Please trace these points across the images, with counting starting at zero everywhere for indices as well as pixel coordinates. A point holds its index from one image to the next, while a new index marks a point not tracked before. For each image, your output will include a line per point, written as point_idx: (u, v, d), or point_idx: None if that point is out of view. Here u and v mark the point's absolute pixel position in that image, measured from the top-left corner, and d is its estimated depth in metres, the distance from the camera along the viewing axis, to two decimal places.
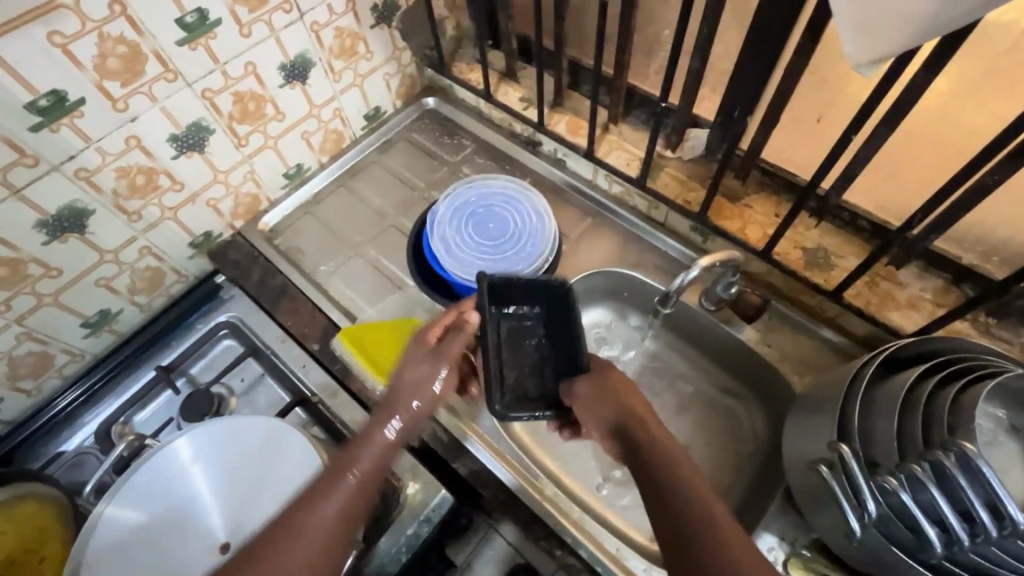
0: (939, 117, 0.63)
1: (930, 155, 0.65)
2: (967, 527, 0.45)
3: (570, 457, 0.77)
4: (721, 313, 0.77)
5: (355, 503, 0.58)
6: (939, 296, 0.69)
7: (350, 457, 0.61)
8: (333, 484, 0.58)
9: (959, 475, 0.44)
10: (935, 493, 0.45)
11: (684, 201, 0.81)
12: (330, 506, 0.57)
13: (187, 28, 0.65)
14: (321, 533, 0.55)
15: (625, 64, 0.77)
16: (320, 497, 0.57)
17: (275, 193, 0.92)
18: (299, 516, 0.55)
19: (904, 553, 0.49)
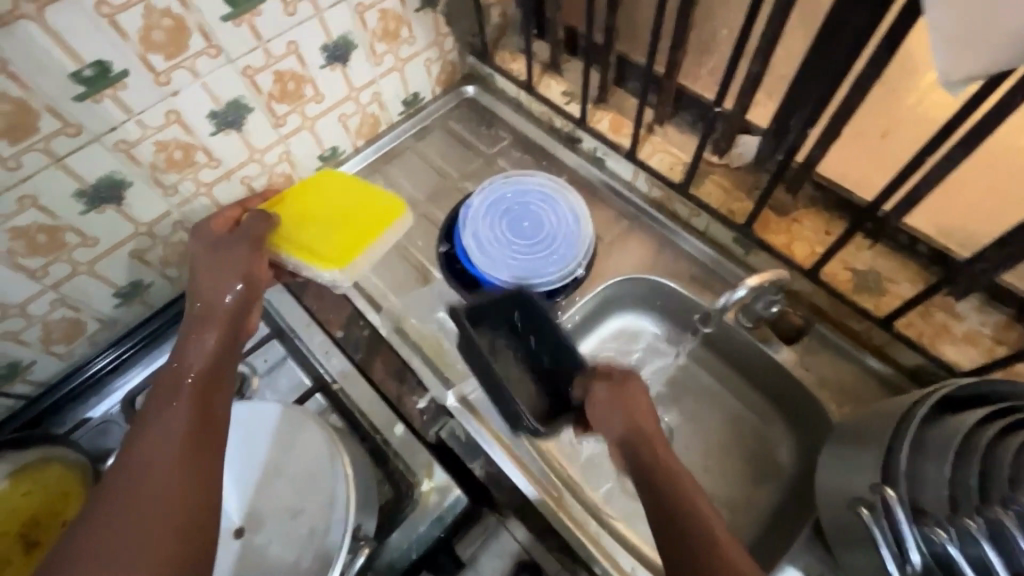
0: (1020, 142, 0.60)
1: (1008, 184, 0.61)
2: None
3: (589, 464, 0.74)
4: (760, 332, 0.73)
5: (200, 408, 0.56)
6: (1000, 332, 0.65)
7: (179, 373, 0.60)
8: (171, 399, 0.56)
9: (1021, 536, 0.41)
10: (989, 551, 0.42)
11: (728, 211, 0.77)
12: (178, 412, 0.55)
13: (232, 3, 0.64)
14: (171, 433, 0.53)
15: (678, 63, 0.73)
16: (162, 410, 0.55)
17: (308, 174, 0.91)
18: (144, 429, 0.54)
19: None
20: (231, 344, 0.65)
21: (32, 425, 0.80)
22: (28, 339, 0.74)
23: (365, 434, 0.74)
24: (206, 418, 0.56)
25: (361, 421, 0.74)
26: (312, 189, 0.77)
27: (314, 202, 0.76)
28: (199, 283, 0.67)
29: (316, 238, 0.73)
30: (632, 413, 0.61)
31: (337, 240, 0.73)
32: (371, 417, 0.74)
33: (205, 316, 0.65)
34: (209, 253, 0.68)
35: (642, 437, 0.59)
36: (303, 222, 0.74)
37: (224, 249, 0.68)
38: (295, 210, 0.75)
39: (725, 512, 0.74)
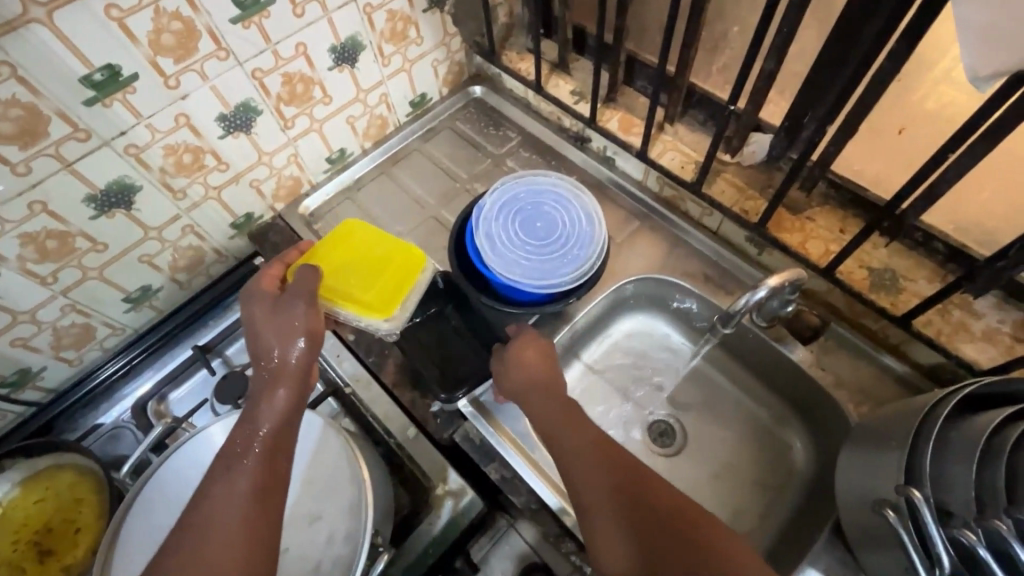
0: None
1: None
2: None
3: None
4: (774, 331, 0.73)
5: (267, 475, 0.51)
6: (1018, 330, 0.64)
7: (250, 426, 0.54)
8: (238, 462, 0.51)
9: None
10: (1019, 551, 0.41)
11: (741, 210, 0.76)
12: (242, 479, 0.50)
13: (241, 6, 0.63)
14: (234, 507, 0.48)
15: (689, 60, 0.73)
16: (227, 474, 0.50)
17: (316, 177, 0.90)
18: (208, 494, 0.49)
19: None
20: (302, 395, 0.58)
21: (44, 431, 0.80)
22: (38, 346, 0.74)
23: (378, 438, 0.74)
24: (269, 485, 0.51)
25: (375, 425, 0.74)
26: (346, 232, 0.71)
27: (348, 246, 0.70)
28: (259, 339, 0.59)
29: (356, 284, 0.67)
30: (532, 368, 0.64)
31: (379, 282, 0.67)
32: (384, 421, 0.73)
33: (276, 368, 0.57)
34: (271, 314, 0.60)
35: (542, 389, 0.63)
36: (341, 268, 0.68)
37: (281, 311, 0.59)
38: (329, 255, 0.69)
39: (740, 514, 0.73)
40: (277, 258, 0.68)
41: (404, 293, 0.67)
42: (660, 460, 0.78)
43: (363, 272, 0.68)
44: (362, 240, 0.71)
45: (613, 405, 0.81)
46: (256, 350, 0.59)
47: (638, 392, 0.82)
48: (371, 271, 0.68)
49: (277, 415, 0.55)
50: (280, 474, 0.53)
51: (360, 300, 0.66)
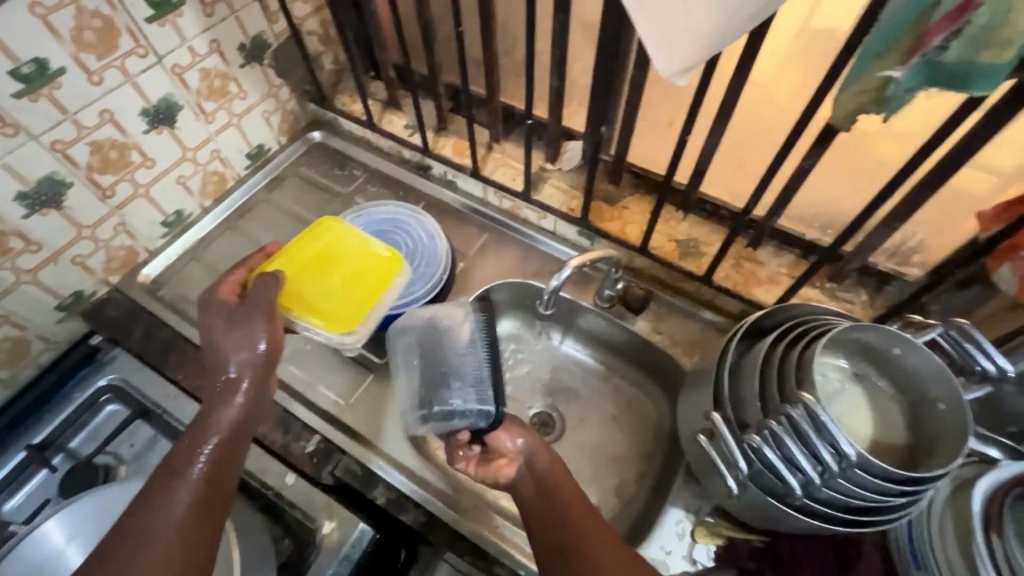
0: (754, 113, 0.69)
1: (759, 147, 0.71)
2: (819, 467, 0.51)
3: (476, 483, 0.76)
4: (615, 310, 0.82)
5: (210, 487, 0.52)
6: (792, 269, 0.78)
7: (199, 436, 0.55)
8: (184, 471, 0.52)
9: (806, 425, 0.50)
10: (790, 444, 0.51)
11: (569, 208, 0.86)
12: (180, 494, 0.50)
13: (23, 79, 0.62)
14: (172, 518, 0.49)
15: (496, 85, 0.82)
16: (170, 483, 0.51)
17: (154, 243, 0.87)
18: (148, 502, 0.50)
19: (777, 501, 0.54)
20: (254, 405, 0.59)
21: None
22: None
23: (253, 493, 0.70)
24: (211, 499, 0.52)
25: (248, 481, 0.70)
26: (318, 240, 0.72)
27: (323, 253, 0.72)
28: (220, 353, 0.60)
29: (316, 293, 0.68)
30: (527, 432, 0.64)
31: (341, 295, 0.69)
32: (257, 474, 0.70)
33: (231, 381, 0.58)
34: (232, 326, 0.61)
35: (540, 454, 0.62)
36: (306, 281, 0.69)
37: (242, 326, 0.61)
38: (297, 266, 0.70)
39: (616, 478, 0.81)
40: (241, 264, 0.69)
41: (365, 304, 0.69)
42: None
43: (329, 282, 0.70)
44: (338, 247, 0.73)
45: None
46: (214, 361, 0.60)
47: (513, 390, 0.88)
48: (337, 281, 0.70)
49: (226, 426, 0.56)
50: (222, 488, 0.53)
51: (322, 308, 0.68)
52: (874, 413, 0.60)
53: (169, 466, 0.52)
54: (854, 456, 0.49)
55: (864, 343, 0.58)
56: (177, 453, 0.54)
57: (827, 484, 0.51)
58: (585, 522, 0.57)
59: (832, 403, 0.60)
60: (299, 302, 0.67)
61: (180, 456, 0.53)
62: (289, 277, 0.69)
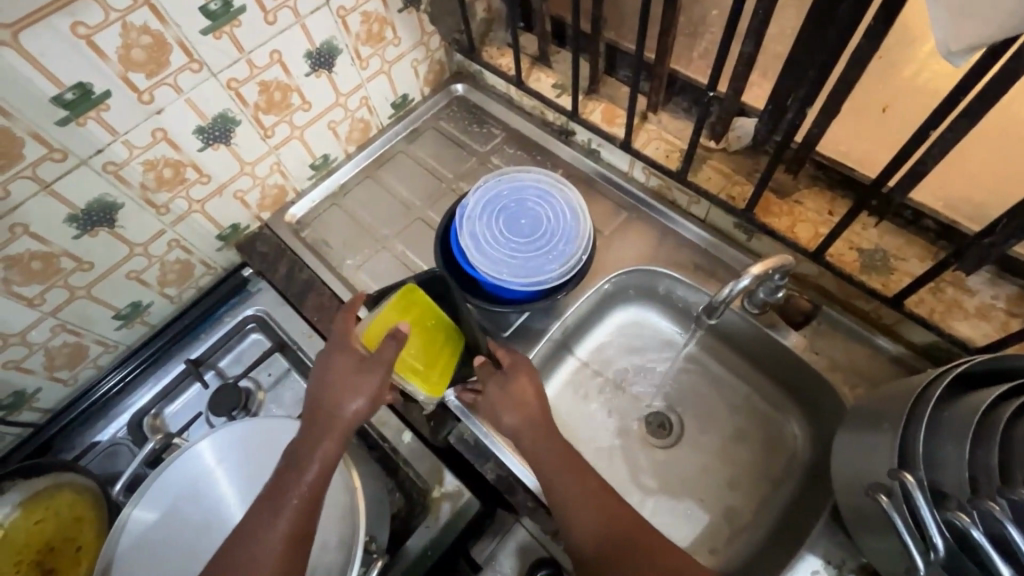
0: (1001, 131, 0.67)
1: (1000, 165, 0.66)
2: None
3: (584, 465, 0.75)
4: (766, 317, 0.72)
5: (304, 522, 0.53)
6: (1012, 305, 0.63)
7: (297, 469, 0.55)
8: (282, 504, 0.53)
9: None
10: (1014, 533, 0.40)
11: (729, 196, 0.75)
12: (278, 527, 0.52)
13: (211, 16, 0.63)
14: (270, 551, 0.51)
15: (668, 46, 0.72)
16: (270, 514, 0.53)
17: (301, 184, 0.90)
18: (251, 530, 0.52)
19: None
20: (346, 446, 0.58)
21: (39, 453, 0.78)
22: (31, 367, 0.74)
23: (372, 443, 0.73)
24: (303, 537, 0.52)
25: (367, 431, 0.74)
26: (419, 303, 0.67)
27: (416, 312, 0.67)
28: (323, 389, 0.59)
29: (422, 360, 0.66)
30: (518, 398, 0.63)
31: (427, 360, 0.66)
32: (379, 425, 0.73)
33: (329, 420, 0.57)
34: (354, 369, 0.59)
35: (535, 430, 0.61)
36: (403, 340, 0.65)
37: (357, 373, 0.59)
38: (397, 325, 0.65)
39: (738, 501, 0.73)
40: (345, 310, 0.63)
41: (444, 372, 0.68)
42: (658, 451, 0.78)
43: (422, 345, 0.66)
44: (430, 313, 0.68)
45: (606, 399, 0.81)
46: (320, 401, 0.58)
47: (636, 383, 0.82)
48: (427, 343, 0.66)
49: (322, 465, 0.55)
50: (312, 524, 0.54)
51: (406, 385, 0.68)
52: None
53: (269, 499, 0.54)
54: None
55: None
56: (277, 485, 0.55)
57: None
58: (611, 513, 0.56)
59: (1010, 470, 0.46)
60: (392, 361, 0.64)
61: (279, 490, 0.54)
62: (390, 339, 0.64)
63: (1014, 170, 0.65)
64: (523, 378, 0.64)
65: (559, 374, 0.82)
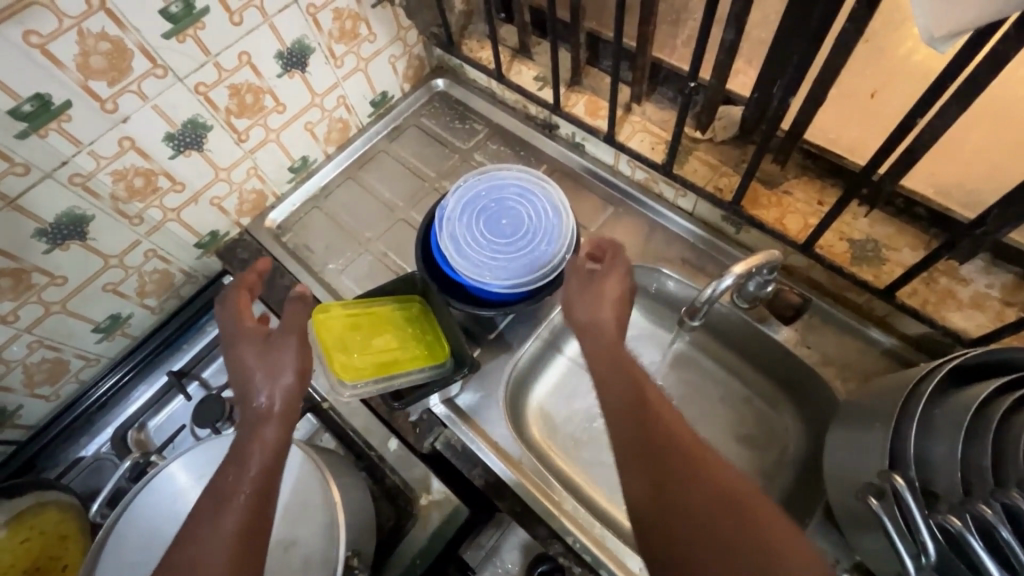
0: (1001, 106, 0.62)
1: (999, 145, 0.62)
2: None
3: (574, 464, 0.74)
4: (756, 312, 0.71)
5: (255, 514, 0.49)
6: (1007, 293, 0.62)
7: (237, 465, 0.51)
8: (226, 500, 0.49)
9: None
10: (1007, 537, 0.39)
11: (716, 188, 0.73)
12: (225, 522, 0.47)
13: (172, 19, 0.61)
14: (218, 549, 0.46)
15: (649, 35, 0.69)
16: (211, 516, 0.48)
17: (281, 187, 0.88)
18: (193, 533, 0.47)
19: None
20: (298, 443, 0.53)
21: (24, 470, 0.78)
22: (10, 384, 0.73)
23: (359, 453, 0.73)
24: (257, 528, 0.48)
25: (355, 439, 0.73)
26: (399, 313, 0.71)
27: (393, 320, 0.70)
28: (246, 383, 0.56)
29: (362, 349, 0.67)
30: (598, 300, 0.61)
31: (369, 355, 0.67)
32: (364, 434, 0.73)
33: (262, 412, 0.54)
34: (264, 356, 0.56)
35: (596, 330, 0.59)
36: (363, 332, 0.68)
37: (271, 356, 0.56)
38: (366, 319, 0.69)
39: None
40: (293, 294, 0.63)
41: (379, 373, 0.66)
42: None
43: (380, 344, 0.68)
44: (403, 323, 0.70)
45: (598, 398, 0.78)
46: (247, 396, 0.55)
47: None
48: (383, 343, 0.68)
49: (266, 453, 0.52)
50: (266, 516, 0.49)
51: (337, 349, 0.65)
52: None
53: (209, 501, 0.49)
54: None
55: None
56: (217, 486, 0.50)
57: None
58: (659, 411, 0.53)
59: None
60: (342, 339, 0.66)
61: (220, 489, 0.49)
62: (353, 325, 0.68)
63: (1004, 155, 0.62)
64: (610, 284, 0.62)
65: (549, 374, 0.80)
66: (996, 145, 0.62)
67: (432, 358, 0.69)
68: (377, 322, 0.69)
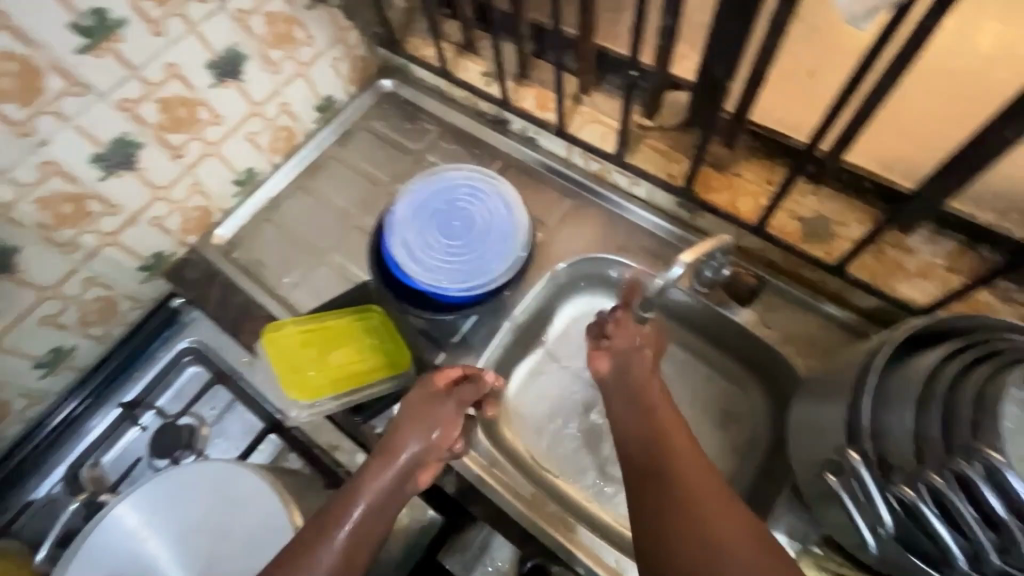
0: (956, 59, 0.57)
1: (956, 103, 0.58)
2: (997, 536, 0.41)
3: (547, 461, 0.74)
4: (714, 296, 0.71)
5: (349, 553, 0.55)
6: (952, 261, 0.62)
7: (349, 499, 0.57)
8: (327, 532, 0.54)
9: (985, 488, 0.40)
10: (956, 505, 0.41)
11: (668, 175, 0.74)
12: (327, 555, 0.53)
13: (85, 33, 0.58)
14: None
15: (590, 24, 0.68)
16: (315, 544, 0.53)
17: (227, 202, 0.85)
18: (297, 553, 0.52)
19: (925, 561, 0.45)
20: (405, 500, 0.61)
21: None
22: None
23: (328, 470, 0.71)
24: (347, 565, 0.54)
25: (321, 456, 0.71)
26: (351, 324, 0.70)
27: (343, 332, 0.69)
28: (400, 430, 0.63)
29: (311, 366, 0.67)
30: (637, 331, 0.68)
31: (320, 372, 0.67)
32: (331, 451, 0.71)
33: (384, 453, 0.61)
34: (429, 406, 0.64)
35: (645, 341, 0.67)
36: (310, 350, 0.67)
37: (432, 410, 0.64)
38: (315, 337, 0.68)
39: None
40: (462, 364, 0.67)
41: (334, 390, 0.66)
42: None
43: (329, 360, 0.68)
44: (356, 334, 0.70)
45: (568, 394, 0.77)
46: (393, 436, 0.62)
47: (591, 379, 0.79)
48: (334, 358, 0.68)
49: (376, 494, 0.58)
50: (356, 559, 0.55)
51: (289, 369, 0.66)
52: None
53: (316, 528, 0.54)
54: None
55: None
56: (322, 514, 0.56)
57: (1010, 561, 0.40)
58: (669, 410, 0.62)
59: None
60: (287, 358, 0.67)
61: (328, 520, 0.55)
62: (302, 343, 0.67)
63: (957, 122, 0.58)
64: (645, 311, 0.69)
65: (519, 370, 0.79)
66: (943, 112, 0.58)
67: (393, 368, 0.70)
68: (334, 336, 0.69)
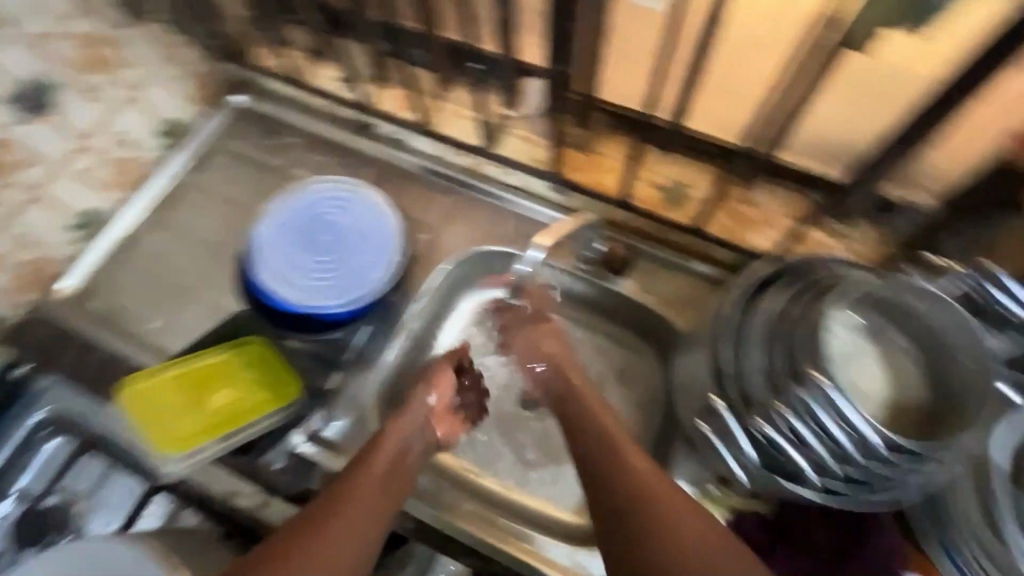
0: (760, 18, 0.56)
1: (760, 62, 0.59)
2: (830, 446, 0.49)
3: (463, 459, 0.73)
4: (595, 272, 0.75)
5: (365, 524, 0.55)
6: (792, 209, 0.71)
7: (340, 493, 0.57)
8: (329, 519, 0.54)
9: (816, 407, 0.48)
10: (794, 424, 0.49)
11: (536, 160, 0.79)
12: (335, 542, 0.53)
13: None
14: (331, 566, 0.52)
15: None
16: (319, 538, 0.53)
17: (66, 248, 0.77)
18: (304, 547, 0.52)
19: (783, 480, 0.53)
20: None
21: None
22: None
23: (223, 517, 0.67)
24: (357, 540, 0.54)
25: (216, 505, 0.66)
26: (223, 365, 0.68)
27: (216, 374, 0.67)
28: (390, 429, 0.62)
29: (178, 416, 0.65)
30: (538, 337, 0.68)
31: (188, 419, 0.65)
32: (229, 498, 0.65)
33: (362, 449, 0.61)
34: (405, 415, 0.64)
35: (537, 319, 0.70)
36: (178, 400, 0.65)
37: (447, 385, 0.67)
38: (183, 385, 0.66)
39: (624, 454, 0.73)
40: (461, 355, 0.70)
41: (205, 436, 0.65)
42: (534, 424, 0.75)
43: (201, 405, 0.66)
44: (231, 373, 0.68)
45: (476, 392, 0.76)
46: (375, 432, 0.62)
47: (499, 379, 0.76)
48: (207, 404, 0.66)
49: (376, 476, 0.58)
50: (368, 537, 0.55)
51: (156, 419, 0.64)
52: (886, 366, 0.58)
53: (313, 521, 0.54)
54: (875, 441, 0.48)
55: (875, 301, 0.56)
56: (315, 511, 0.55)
57: (865, 455, 0.49)
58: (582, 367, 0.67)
59: (842, 356, 0.58)
60: (153, 409, 0.64)
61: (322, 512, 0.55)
62: (170, 390, 0.65)
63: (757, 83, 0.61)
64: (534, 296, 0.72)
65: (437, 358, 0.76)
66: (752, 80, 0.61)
67: (278, 401, 0.67)
68: (207, 378, 0.66)
